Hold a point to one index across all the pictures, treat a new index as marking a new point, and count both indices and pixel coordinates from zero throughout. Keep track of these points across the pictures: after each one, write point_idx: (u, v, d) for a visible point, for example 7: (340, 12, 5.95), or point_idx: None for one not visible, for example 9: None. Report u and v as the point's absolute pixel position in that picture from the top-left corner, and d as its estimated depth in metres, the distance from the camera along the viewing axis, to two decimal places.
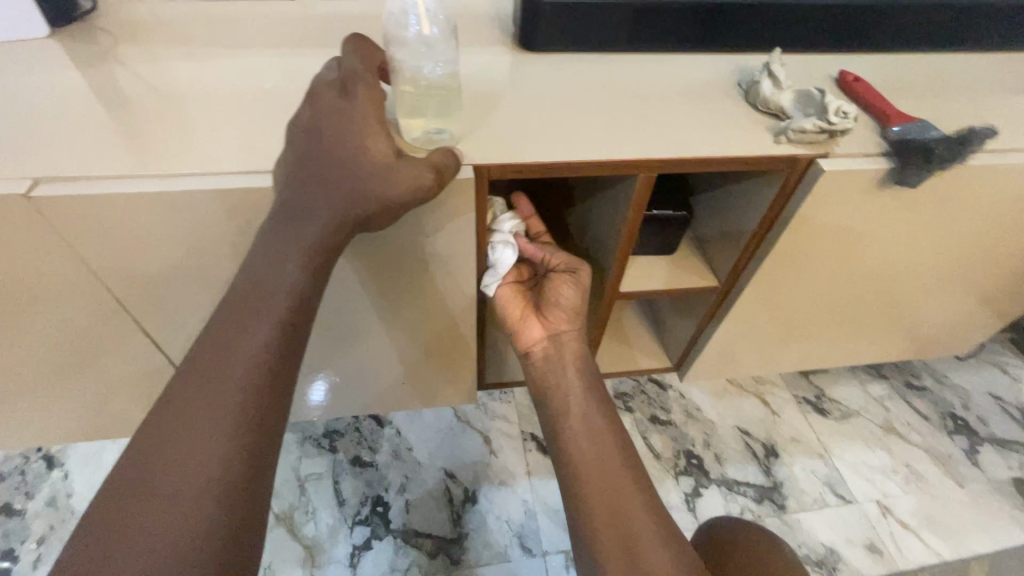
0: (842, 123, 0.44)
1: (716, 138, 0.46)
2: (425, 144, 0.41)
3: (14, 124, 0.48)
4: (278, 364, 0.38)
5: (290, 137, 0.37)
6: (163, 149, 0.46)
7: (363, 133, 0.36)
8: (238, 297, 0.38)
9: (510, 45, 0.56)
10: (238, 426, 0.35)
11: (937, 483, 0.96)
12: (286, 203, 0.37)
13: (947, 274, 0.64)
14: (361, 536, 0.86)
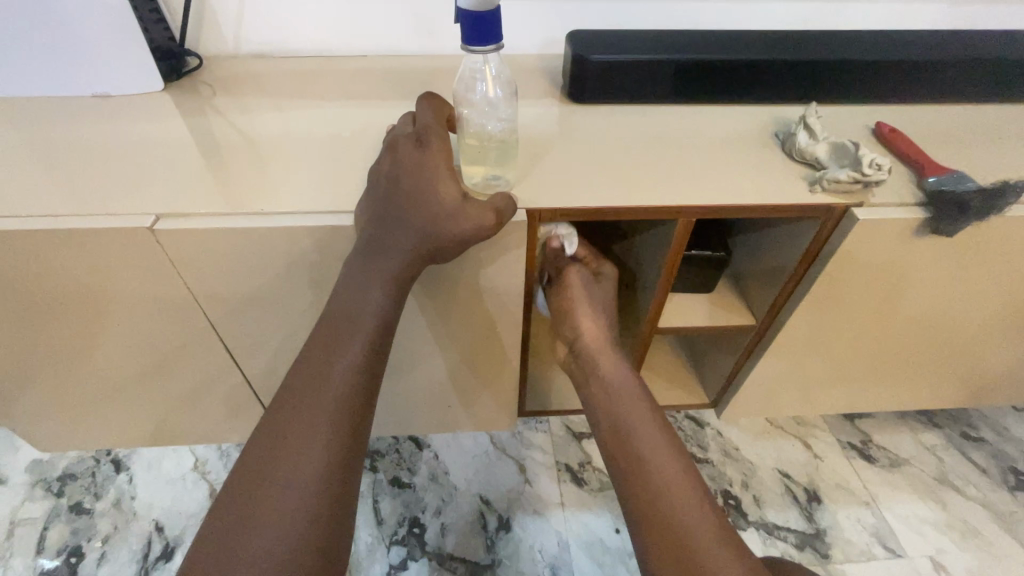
0: (876, 174, 0.46)
1: (754, 186, 0.49)
2: (483, 189, 0.45)
3: (133, 166, 0.56)
4: (368, 377, 0.44)
5: (372, 182, 0.43)
6: (255, 189, 0.53)
7: (435, 179, 0.41)
8: (334, 318, 0.44)
9: (559, 97, 0.61)
10: (337, 428, 0.41)
11: (997, 543, 0.90)
12: (368, 239, 0.42)
13: (995, 321, 0.63)
14: (397, 556, 0.89)
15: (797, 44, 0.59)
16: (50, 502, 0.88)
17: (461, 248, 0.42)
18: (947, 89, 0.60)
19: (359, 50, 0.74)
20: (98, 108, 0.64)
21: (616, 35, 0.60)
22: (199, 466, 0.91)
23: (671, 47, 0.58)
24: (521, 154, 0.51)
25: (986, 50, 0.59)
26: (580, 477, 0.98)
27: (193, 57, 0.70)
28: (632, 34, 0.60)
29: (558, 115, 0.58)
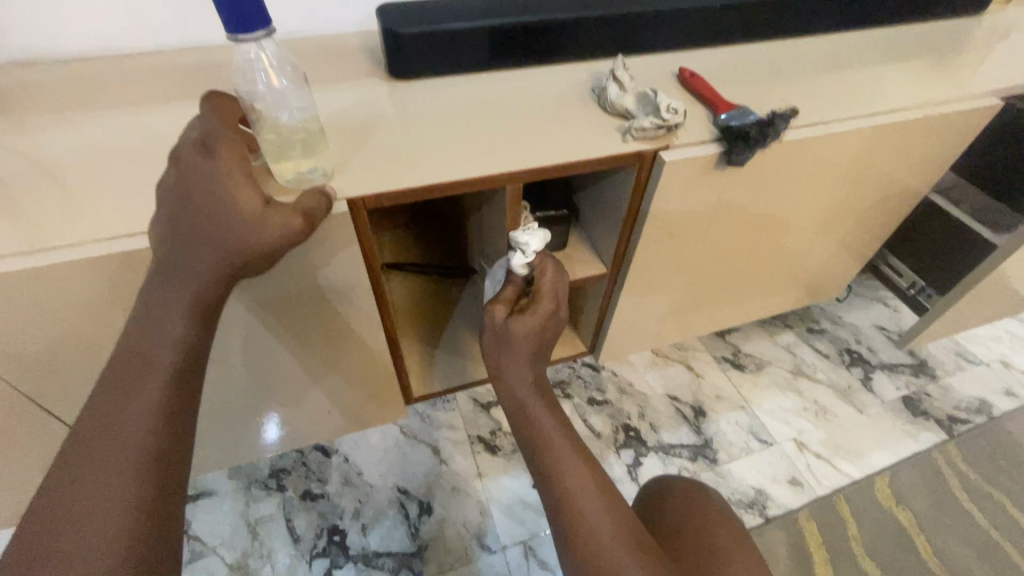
0: (673, 118, 0.50)
1: (574, 143, 0.51)
2: (298, 185, 0.44)
3: None
4: (175, 410, 0.38)
5: (158, 197, 0.39)
6: (37, 222, 0.46)
7: (228, 188, 0.38)
8: (127, 351, 0.38)
9: (382, 75, 0.59)
10: (143, 475, 0.35)
11: (841, 413, 1.08)
12: (163, 261, 0.38)
13: (802, 229, 0.73)
14: (320, 568, 0.86)
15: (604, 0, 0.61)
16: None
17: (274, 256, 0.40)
18: (737, 32, 0.67)
19: (153, 45, 0.65)
20: None
21: (427, 6, 0.59)
22: None
23: (485, 14, 0.57)
24: (344, 142, 0.49)
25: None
26: (493, 444, 1.01)
27: None
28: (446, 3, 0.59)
29: (384, 95, 0.56)
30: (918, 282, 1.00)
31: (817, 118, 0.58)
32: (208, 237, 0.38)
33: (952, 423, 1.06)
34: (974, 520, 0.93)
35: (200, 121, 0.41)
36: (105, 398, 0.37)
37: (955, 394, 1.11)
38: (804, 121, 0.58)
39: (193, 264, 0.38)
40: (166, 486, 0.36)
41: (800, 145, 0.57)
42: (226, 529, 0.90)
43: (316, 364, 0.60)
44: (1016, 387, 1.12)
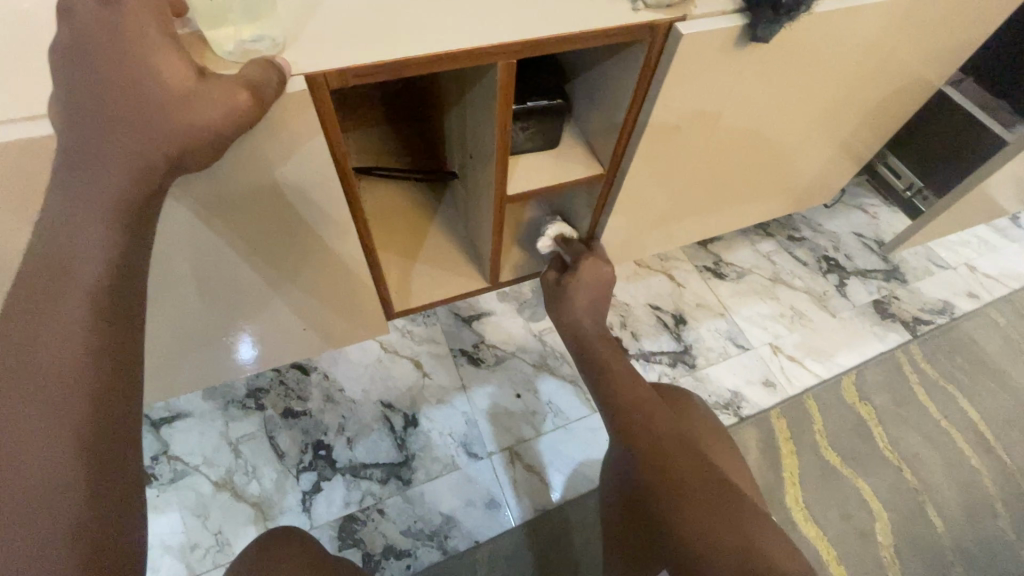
0: None
1: (573, 9, 0.43)
2: (241, 57, 0.37)
3: None
4: (112, 332, 0.33)
5: (54, 69, 0.33)
6: None
7: (148, 55, 0.33)
8: (43, 264, 0.33)
9: None
10: (80, 405, 0.31)
11: (815, 317, 1.10)
12: (74, 153, 0.33)
13: (807, 125, 0.68)
14: (308, 481, 0.87)
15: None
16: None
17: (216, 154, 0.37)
18: None
19: None
20: None
21: None
22: None
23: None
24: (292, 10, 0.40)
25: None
26: (476, 356, 1.00)
27: None
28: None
29: None
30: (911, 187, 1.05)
31: None
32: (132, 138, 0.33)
33: (916, 323, 1.11)
34: (927, 410, 0.99)
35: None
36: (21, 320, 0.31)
37: (922, 296, 1.15)
38: None
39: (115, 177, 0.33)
40: (114, 416, 0.32)
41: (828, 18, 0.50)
42: (206, 448, 0.88)
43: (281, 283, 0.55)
44: (978, 289, 1.17)
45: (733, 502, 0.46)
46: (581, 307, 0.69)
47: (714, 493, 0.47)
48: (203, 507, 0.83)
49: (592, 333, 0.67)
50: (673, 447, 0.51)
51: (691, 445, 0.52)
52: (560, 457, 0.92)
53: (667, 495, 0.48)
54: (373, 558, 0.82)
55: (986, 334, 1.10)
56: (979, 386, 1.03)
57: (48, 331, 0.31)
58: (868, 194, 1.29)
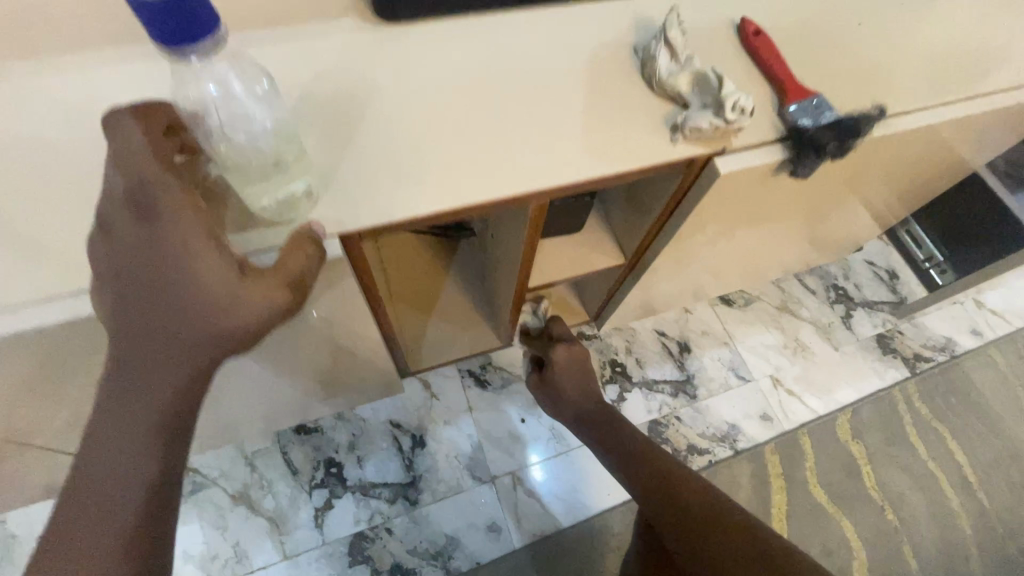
0: (737, 120, 0.40)
1: (608, 136, 0.41)
2: (278, 211, 0.38)
3: None
4: (166, 471, 0.38)
5: (106, 257, 0.34)
6: None
7: (192, 258, 0.33)
8: (113, 407, 0.36)
9: (363, 17, 0.44)
10: (133, 538, 0.38)
11: (817, 350, 1.12)
12: (133, 317, 0.34)
13: (833, 200, 0.66)
14: (320, 498, 0.91)
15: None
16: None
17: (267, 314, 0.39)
18: None
19: None
20: None
21: None
22: None
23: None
24: None
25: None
26: (483, 379, 1.02)
27: None
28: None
29: (367, 53, 0.43)
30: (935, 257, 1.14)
31: None
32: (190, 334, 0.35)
33: (916, 361, 1.13)
34: (916, 451, 1.03)
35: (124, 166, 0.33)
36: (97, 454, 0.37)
37: (926, 332, 1.16)
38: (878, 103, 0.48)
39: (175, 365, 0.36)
40: (158, 542, 0.39)
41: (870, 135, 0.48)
42: (222, 461, 0.92)
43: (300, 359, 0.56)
44: (984, 326, 1.17)
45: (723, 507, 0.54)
46: (572, 387, 0.78)
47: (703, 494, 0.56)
48: (222, 519, 0.88)
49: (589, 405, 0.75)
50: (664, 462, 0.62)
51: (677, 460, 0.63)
52: (561, 484, 0.96)
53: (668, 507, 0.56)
54: (380, 573, 0.87)
55: (985, 374, 1.12)
56: (970, 428, 1.06)
57: (113, 482, 0.37)
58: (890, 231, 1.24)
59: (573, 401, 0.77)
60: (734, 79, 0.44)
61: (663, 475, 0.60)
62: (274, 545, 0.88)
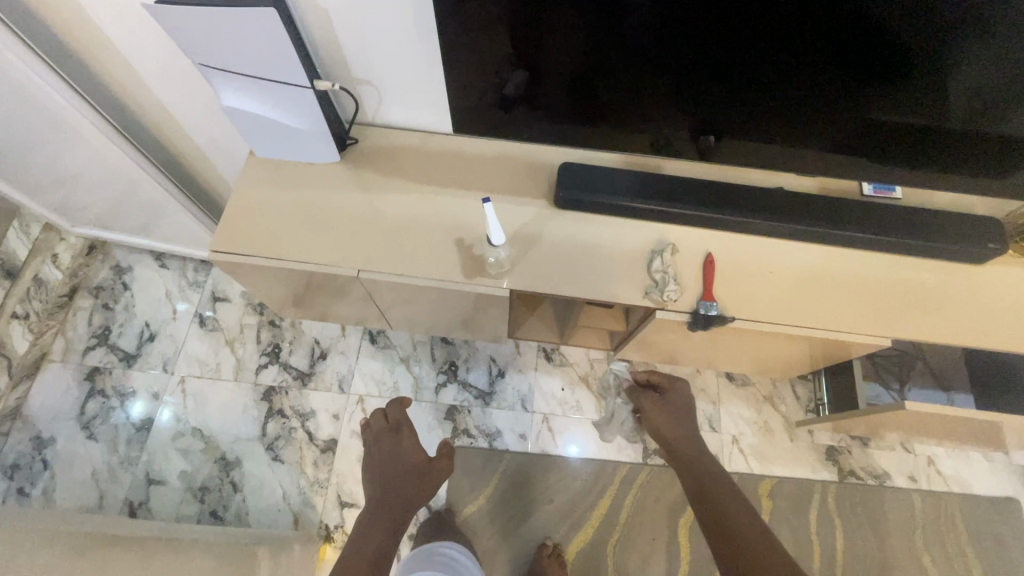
0: (666, 300, 0.97)
1: (627, 285, 1.00)
2: (498, 271, 1.00)
3: (329, 215, 1.06)
4: (400, 493, 1.23)
5: (379, 466, 1.28)
6: (401, 244, 1.03)
7: (410, 448, 1.30)
8: (383, 479, 1.25)
9: (550, 200, 1.07)
10: (387, 508, 1.20)
11: (777, 434, 1.58)
12: (392, 476, 1.25)
13: (765, 345, 1.17)
14: (442, 378, 1.64)
15: (698, 200, 1.03)
16: (263, 357, 1.67)
17: (401, 414, 1.37)
18: (777, 233, 1.03)
19: (446, 128, 1.14)
20: (300, 168, 1.10)
21: (588, 177, 1.05)
22: (334, 346, 1.68)
23: (622, 192, 1.03)
24: (517, 248, 1.03)
25: (809, 219, 1.01)
26: (550, 355, 1.67)
27: (352, 139, 1.11)
28: (611, 175, 1.06)
29: (548, 216, 1.06)
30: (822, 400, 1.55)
31: (783, 319, 0.98)
32: (408, 486, 1.24)
33: (848, 474, 1.54)
34: (808, 525, 1.48)
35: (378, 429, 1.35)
36: (379, 487, 1.23)
37: (869, 460, 1.56)
38: (770, 313, 0.99)
39: (401, 486, 1.24)
40: (395, 518, 1.19)
41: (759, 327, 0.99)
42: (402, 339, 1.69)
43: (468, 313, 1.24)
44: (921, 477, 1.54)
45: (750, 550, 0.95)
46: (659, 419, 1.23)
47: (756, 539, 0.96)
48: (393, 366, 1.66)
49: (659, 407, 1.24)
50: (743, 522, 0.99)
51: (752, 520, 0.99)
52: (569, 433, 1.59)
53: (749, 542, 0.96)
54: (457, 429, 1.58)
55: (897, 507, 1.50)
56: (859, 532, 1.47)
57: (383, 491, 1.23)
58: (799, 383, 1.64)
59: (671, 434, 1.20)
60: (694, 277, 1.00)
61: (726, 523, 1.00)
62: (412, 390, 1.63)
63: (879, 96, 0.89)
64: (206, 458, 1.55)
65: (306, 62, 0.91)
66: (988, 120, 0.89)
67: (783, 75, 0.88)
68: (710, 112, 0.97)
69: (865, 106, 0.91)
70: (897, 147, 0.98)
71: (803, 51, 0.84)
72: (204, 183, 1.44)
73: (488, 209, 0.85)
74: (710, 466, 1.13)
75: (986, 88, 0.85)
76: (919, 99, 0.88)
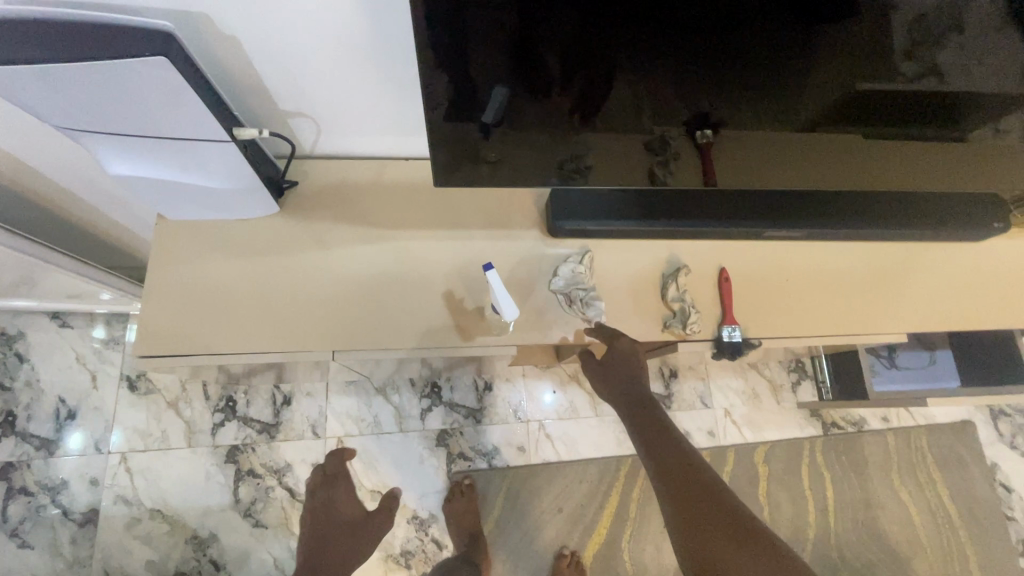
0: (687, 332, 0.88)
1: (644, 318, 0.90)
2: (500, 327, 0.86)
3: (278, 285, 0.85)
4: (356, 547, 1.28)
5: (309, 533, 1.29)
6: (376, 309, 0.86)
7: (346, 496, 1.38)
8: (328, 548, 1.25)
9: (543, 228, 0.93)
10: None
11: (764, 400, 1.61)
12: (333, 547, 1.25)
13: None
14: (425, 403, 1.52)
15: (705, 212, 0.93)
16: (217, 414, 1.46)
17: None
18: (790, 236, 0.95)
19: (404, 152, 0.94)
20: (231, 226, 0.87)
21: (583, 197, 0.91)
22: (298, 388, 1.50)
23: (623, 212, 0.91)
24: (515, 293, 0.89)
25: (821, 219, 0.94)
26: None
27: (291, 181, 0.89)
28: (608, 192, 0.92)
29: (544, 249, 0.91)
30: (826, 381, 1.58)
31: (806, 330, 0.92)
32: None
33: (831, 426, 1.62)
34: (802, 482, 1.55)
35: (321, 499, 1.36)
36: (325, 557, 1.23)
37: (848, 409, 1.64)
38: (793, 326, 0.92)
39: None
40: None
41: (782, 342, 0.93)
42: None
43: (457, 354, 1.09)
44: (892, 417, 1.64)
45: None
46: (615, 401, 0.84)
47: None
48: (369, 399, 1.51)
49: (615, 380, 0.85)
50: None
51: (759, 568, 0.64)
52: (568, 436, 1.53)
53: None
54: (451, 454, 1.48)
55: (876, 448, 1.60)
56: (846, 479, 1.56)
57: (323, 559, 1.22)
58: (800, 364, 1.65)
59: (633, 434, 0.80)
60: (711, 299, 0.92)
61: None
62: (395, 422, 1.50)
63: (828, 57, 0.68)
64: (176, 540, 1.37)
65: (217, 105, 0.68)
66: (941, 52, 0.68)
67: (693, 54, 0.67)
68: (687, 108, 0.77)
69: (818, 77, 0.72)
70: (910, 115, 0.79)
71: (700, 28, 0.64)
72: (99, 238, 1.15)
73: (490, 273, 0.70)
74: (685, 462, 0.74)
75: (927, 19, 0.63)
76: (872, 58, 0.68)
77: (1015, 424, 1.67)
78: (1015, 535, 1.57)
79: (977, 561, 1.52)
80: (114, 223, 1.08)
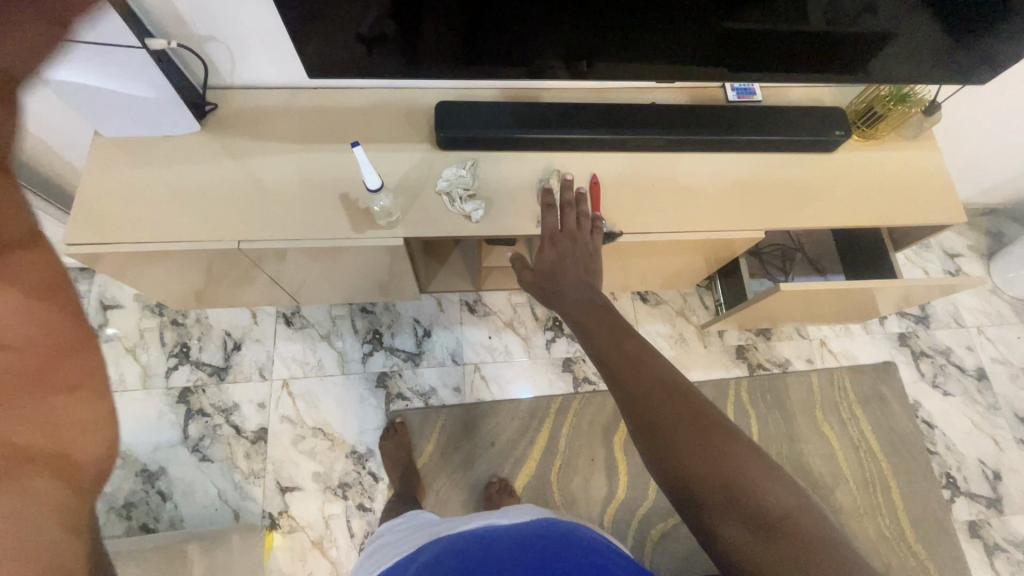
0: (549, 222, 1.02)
1: (520, 216, 1.02)
2: (387, 220, 0.97)
3: (196, 189, 0.98)
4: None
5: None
6: (281, 208, 0.98)
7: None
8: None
9: (432, 143, 1.05)
10: None
11: (691, 343, 1.70)
12: None
13: (662, 258, 1.23)
14: (367, 347, 1.62)
15: (574, 124, 1.05)
16: (170, 358, 1.57)
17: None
18: (655, 146, 1.08)
19: (312, 83, 1.08)
20: (155, 142, 1.01)
21: (465, 114, 1.04)
22: (248, 334, 1.61)
23: (501, 123, 1.04)
24: (405, 194, 1.01)
25: (679, 130, 1.06)
26: (473, 307, 1.69)
27: (210, 104, 1.03)
28: (489, 109, 1.05)
29: (432, 159, 1.04)
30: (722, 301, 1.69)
31: (664, 228, 1.05)
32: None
33: (756, 367, 1.70)
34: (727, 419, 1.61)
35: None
36: None
37: (773, 351, 1.72)
38: (654, 222, 1.05)
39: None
40: None
41: (646, 237, 1.05)
42: (320, 317, 1.65)
43: (372, 268, 1.21)
44: (816, 358, 1.72)
45: (712, 442, 0.61)
46: (560, 274, 0.94)
47: (700, 423, 0.63)
48: (314, 344, 1.61)
49: (560, 248, 0.96)
50: (675, 400, 0.66)
51: (681, 394, 0.67)
52: (502, 376, 1.63)
53: (692, 440, 0.62)
54: (390, 395, 1.57)
55: (800, 387, 1.67)
56: (770, 416, 1.63)
57: None
58: (703, 292, 1.77)
59: (571, 301, 0.89)
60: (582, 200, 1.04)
61: (660, 401, 0.66)
62: (338, 364, 1.60)
63: (757, 9, 0.93)
64: (126, 473, 1.45)
65: (129, 17, 0.82)
66: (842, 16, 0.94)
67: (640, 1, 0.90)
68: (573, 37, 0.97)
69: (748, 20, 0.95)
70: (753, 49, 1.01)
71: None
72: (59, 180, 1.29)
73: (353, 147, 0.83)
74: (614, 317, 0.82)
75: None
76: (788, 11, 0.93)
77: (935, 365, 1.74)
78: (938, 468, 1.63)
79: (899, 493, 1.57)
80: (70, 162, 1.23)
